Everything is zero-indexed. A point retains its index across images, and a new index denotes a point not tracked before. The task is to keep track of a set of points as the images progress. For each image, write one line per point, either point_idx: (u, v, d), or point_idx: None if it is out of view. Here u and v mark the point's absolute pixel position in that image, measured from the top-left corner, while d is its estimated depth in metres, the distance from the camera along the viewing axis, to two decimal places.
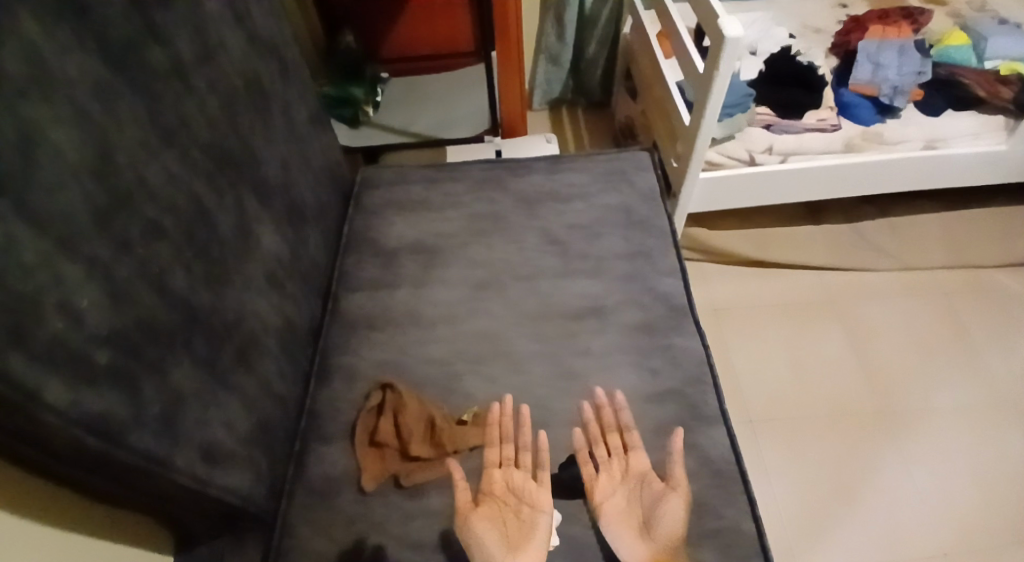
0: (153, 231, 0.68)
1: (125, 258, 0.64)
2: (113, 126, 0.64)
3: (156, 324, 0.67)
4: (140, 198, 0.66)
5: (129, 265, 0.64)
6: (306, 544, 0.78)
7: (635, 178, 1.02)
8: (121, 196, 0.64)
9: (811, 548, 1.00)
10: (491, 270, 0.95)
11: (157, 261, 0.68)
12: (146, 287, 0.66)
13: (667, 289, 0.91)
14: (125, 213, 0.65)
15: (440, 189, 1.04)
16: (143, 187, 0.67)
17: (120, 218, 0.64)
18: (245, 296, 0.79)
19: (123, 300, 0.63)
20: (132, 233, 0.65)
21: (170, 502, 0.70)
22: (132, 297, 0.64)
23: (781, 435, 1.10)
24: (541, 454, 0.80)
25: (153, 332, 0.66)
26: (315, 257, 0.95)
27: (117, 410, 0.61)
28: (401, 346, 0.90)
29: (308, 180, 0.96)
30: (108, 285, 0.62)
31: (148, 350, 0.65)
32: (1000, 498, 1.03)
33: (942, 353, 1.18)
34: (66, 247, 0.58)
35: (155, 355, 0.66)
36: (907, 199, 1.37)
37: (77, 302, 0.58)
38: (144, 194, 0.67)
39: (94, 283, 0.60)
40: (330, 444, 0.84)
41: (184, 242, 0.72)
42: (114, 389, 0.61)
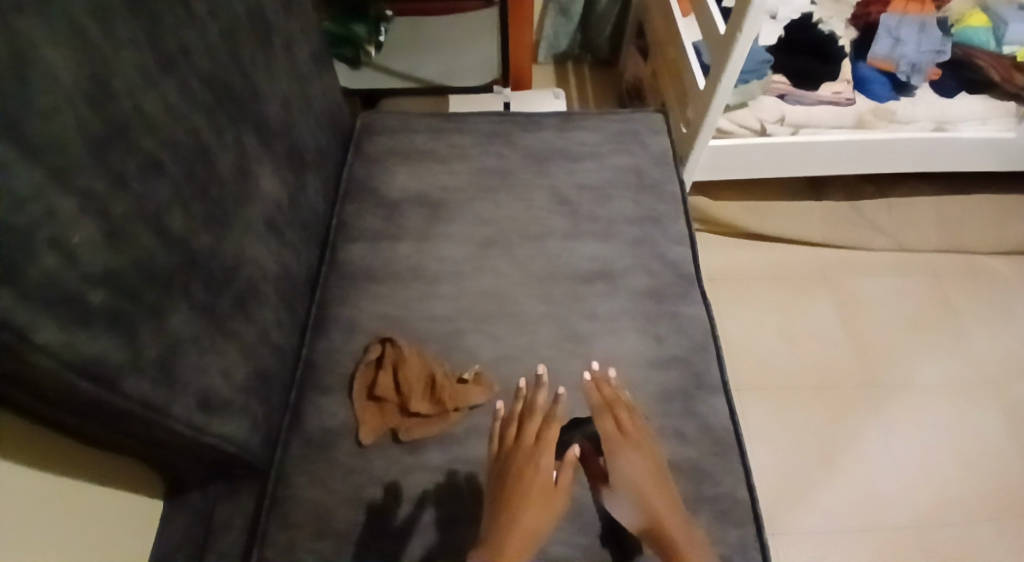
0: (151, 166, 0.62)
1: (123, 194, 0.59)
2: (107, 47, 0.58)
3: (155, 267, 0.62)
4: (137, 130, 0.61)
5: (125, 201, 0.59)
6: (302, 494, 0.76)
7: (648, 139, 1.00)
8: (117, 125, 0.59)
9: (791, 510, 1.04)
10: (497, 228, 0.92)
11: (155, 197, 0.62)
12: (143, 226, 0.61)
13: (677, 257, 0.90)
14: (122, 145, 0.59)
15: (445, 139, 1.00)
16: (141, 117, 0.61)
17: (116, 149, 0.58)
18: (244, 240, 0.75)
19: (119, 240, 0.58)
20: (129, 166, 0.60)
21: (166, 449, 0.67)
22: (131, 237, 0.59)
23: (767, 401, 1.14)
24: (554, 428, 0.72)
25: (151, 274, 0.61)
26: (314, 204, 0.91)
27: (114, 356, 0.56)
28: (404, 301, 0.87)
29: (309, 122, 0.90)
30: (105, 223, 0.56)
31: (147, 295, 0.61)
32: (974, 473, 1.08)
33: (928, 330, 1.22)
34: (60, 179, 0.53)
35: (153, 298, 0.61)
36: (904, 183, 1.39)
37: (70, 237, 0.53)
38: (141, 125, 0.61)
39: (89, 220, 0.55)
40: (328, 396, 0.82)
41: (183, 179, 0.66)
42: (110, 333, 0.56)
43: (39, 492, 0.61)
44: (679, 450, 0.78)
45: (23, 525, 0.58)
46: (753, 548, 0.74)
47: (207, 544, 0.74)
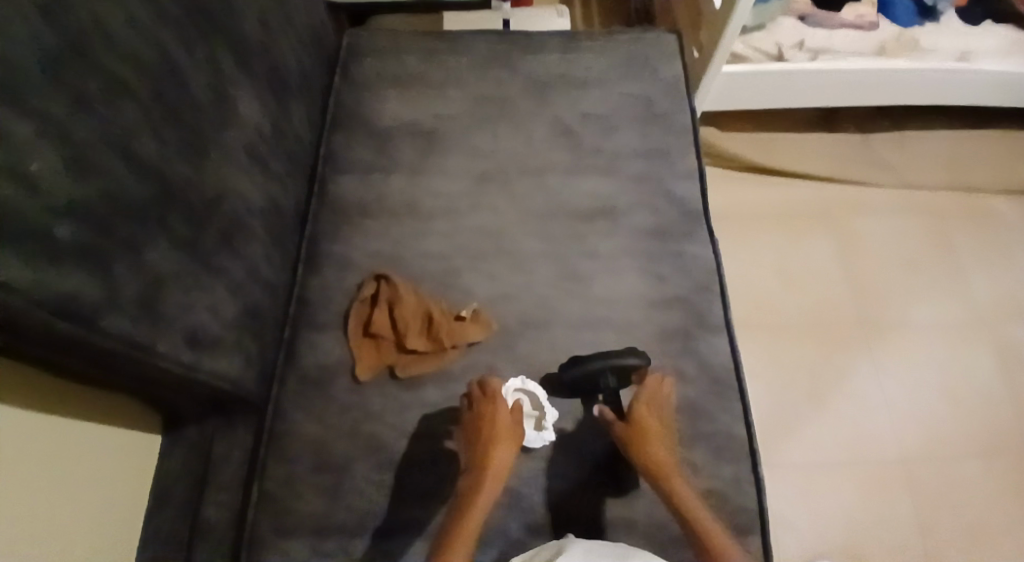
0: (116, 88, 0.58)
1: (85, 115, 0.55)
2: None
3: (128, 198, 0.58)
4: (96, 48, 0.56)
5: (90, 127, 0.55)
6: (299, 430, 0.76)
7: (657, 65, 0.94)
8: (74, 43, 0.54)
9: (779, 443, 1.08)
10: (495, 161, 0.89)
11: (122, 123, 0.58)
12: (111, 155, 0.57)
13: (683, 193, 0.87)
14: (80, 61, 0.55)
15: (440, 63, 0.94)
16: (99, 32, 0.57)
17: (71, 64, 0.54)
18: (225, 171, 0.71)
19: (87, 169, 0.54)
20: (89, 87, 0.55)
21: (155, 385, 0.65)
22: (99, 167, 0.55)
23: (763, 338, 1.14)
24: (492, 428, 0.71)
25: (125, 207, 0.58)
26: (300, 132, 0.86)
27: (90, 293, 0.54)
28: (398, 238, 0.84)
29: (292, 43, 0.84)
30: (68, 150, 0.53)
31: (121, 229, 0.57)
32: (966, 413, 1.10)
33: (927, 270, 1.21)
34: (12, 102, 0.49)
35: (129, 233, 0.58)
36: (923, 116, 1.34)
37: (27, 163, 0.50)
38: (101, 42, 0.57)
39: (50, 146, 0.51)
40: (322, 333, 0.80)
41: (152, 103, 0.61)
42: (82, 270, 0.53)
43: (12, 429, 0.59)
44: (677, 390, 0.78)
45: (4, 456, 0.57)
46: (746, 483, 0.75)
47: (209, 474, 0.74)
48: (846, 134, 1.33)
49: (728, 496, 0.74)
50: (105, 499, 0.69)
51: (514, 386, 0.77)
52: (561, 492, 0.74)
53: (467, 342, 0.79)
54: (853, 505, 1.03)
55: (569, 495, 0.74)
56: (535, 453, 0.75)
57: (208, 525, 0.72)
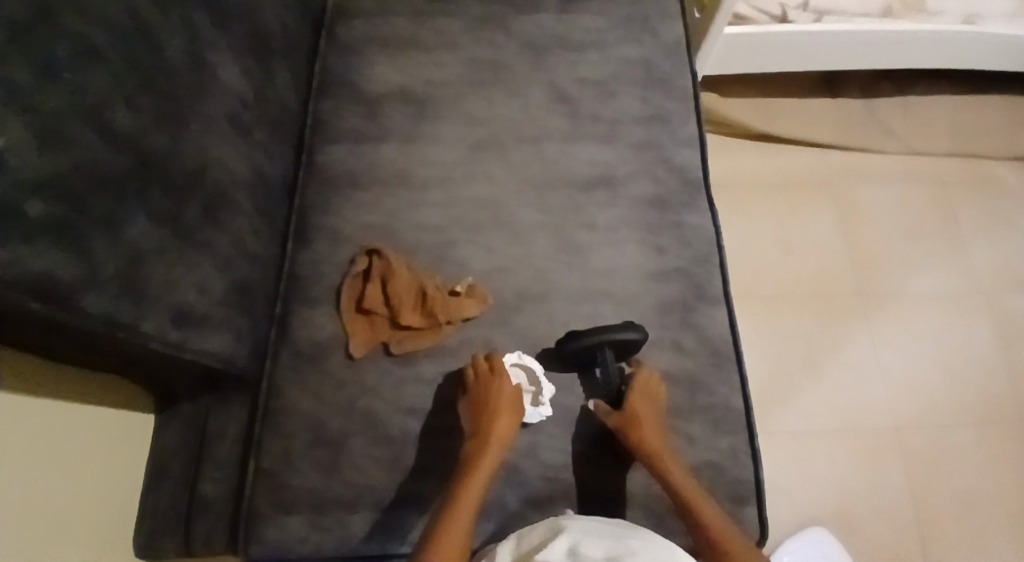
0: (85, 54, 0.54)
1: (52, 86, 0.51)
2: None
3: (102, 170, 0.55)
4: (61, 9, 0.53)
5: (56, 97, 0.51)
6: (297, 406, 0.73)
7: (659, 26, 0.91)
8: (36, 3, 0.51)
9: (774, 411, 1.10)
10: (491, 128, 0.86)
11: (92, 89, 0.55)
12: (83, 124, 0.53)
13: (684, 161, 0.85)
14: (46, 26, 0.51)
15: (431, 24, 0.90)
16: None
17: (37, 31, 0.51)
18: (207, 141, 0.67)
19: (55, 140, 0.51)
20: (57, 53, 0.52)
21: (144, 363, 0.63)
22: (71, 136, 0.52)
23: (761, 309, 1.16)
24: (496, 407, 0.71)
25: (100, 179, 0.54)
26: (286, 99, 0.82)
27: (65, 271, 0.51)
28: (390, 209, 0.82)
29: (275, 3, 0.80)
30: (36, 122, 0.50)
31: (97, 203, 0.54)
32: (960, 382, 1.13)
33: (928, 241, 1.22)
34: None
35: (104, 206, 0.55)
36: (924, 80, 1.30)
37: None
38: (66, 4, 0.53)
39: (16, 118, 0.48)
40: (314, 309, 0.78)
41: (123, 68, 0.58)
42: (56, 248, 0.50)
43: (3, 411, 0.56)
44: (674, 362, 0.77)
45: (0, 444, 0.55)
46: (743, 455, 0.75)
47: (205, 449, 0.72)
48: (848, 101, 1.29)
49: (725, 468, 0.74)
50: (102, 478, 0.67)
51: (511, 360, 0.76)
52: (559, 466, 0.73)
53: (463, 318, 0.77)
54: (844, 477, 1.06)
55: (567, 469, 0.73)
56: (533, 427, 0.75)
57: (206, 502, 0.70)
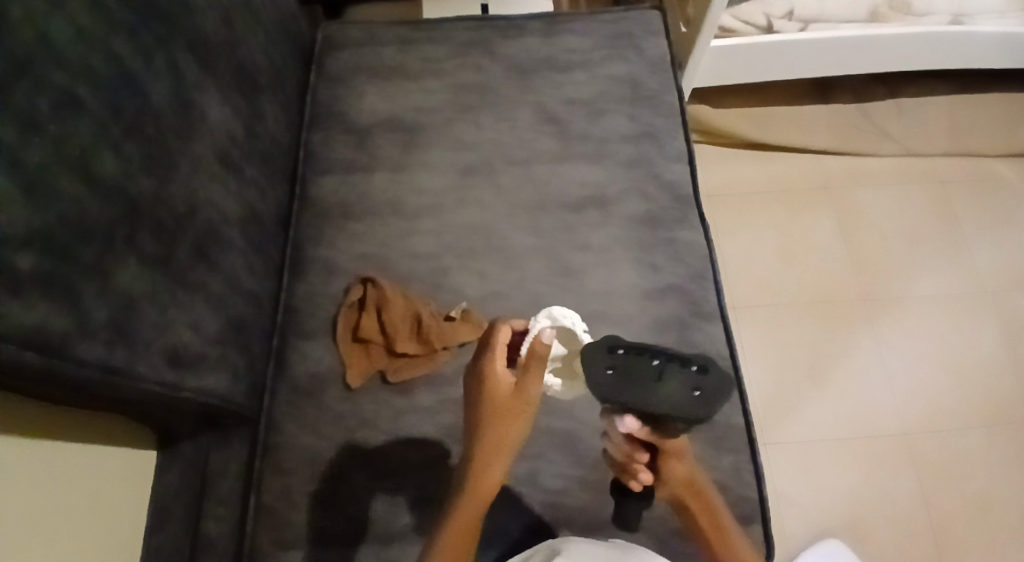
0: (67, 103, 0.53)
1: (35, 139, 0.50)
2: None
3: (88, 219, 0.54)
4: (42, 60, 0.52)
5: (40, 148, 0.51)
6: (294, 442, 0.74)
7: (644, 43, 0.91)
8: (16, 57, 0.50)
9: (780, 422, 1.09)
10: (480, 153, 0.86)
11: (76, 137, 0.54)
12: (67, 173, 0.53)
13: (674, 177, 0.85)
14: (26, 82, 0.50)
15: (417, 52, 0.91)
16: (44, 45, 0.52)
17: (20, 87, 0.50)
18: (196, 182, 0.67)
19: (40, 191, 0.50)
20: (39, 106, 0.51)
21: (139, 407, 0.63)
22: (52, 188, 0.51)
23: (761, 319, 1.15)
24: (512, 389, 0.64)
25: (86, 229, 0.54)
26: (276, 134, 0.83)
27: (56, 322, 0.50)
28: (382, 238, 0.82)
29: (260, 38, 0.80)
30: (21, 176, 0.49)
31: (85, 252, 0.53)
32: (968, 385, 1.11)
33: (929, 242, 1.22)
34: None
35: (92, 255, 0.54)
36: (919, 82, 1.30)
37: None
38: (45, 54, 0.52)
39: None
40: (310, 342, 0.78)
41: (108, 115, 0.57)
42: (47, 298, 0.50)
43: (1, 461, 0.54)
44: None
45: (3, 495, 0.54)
46: (746, 472, 0.74)
47: (206, 489, 0.72)
48: (842, 105, 1.29)
49: (729, 486, 0.73)
50: (104, 519, 0.66)
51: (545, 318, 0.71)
52: (560, 492, 0.73)
53: (463, 340, 0.77)
54: (856, 486, 1.05)
55: (568, 494, 0.73)
56: (533, 453, 0.74)
57: (210, 541, 0.71)
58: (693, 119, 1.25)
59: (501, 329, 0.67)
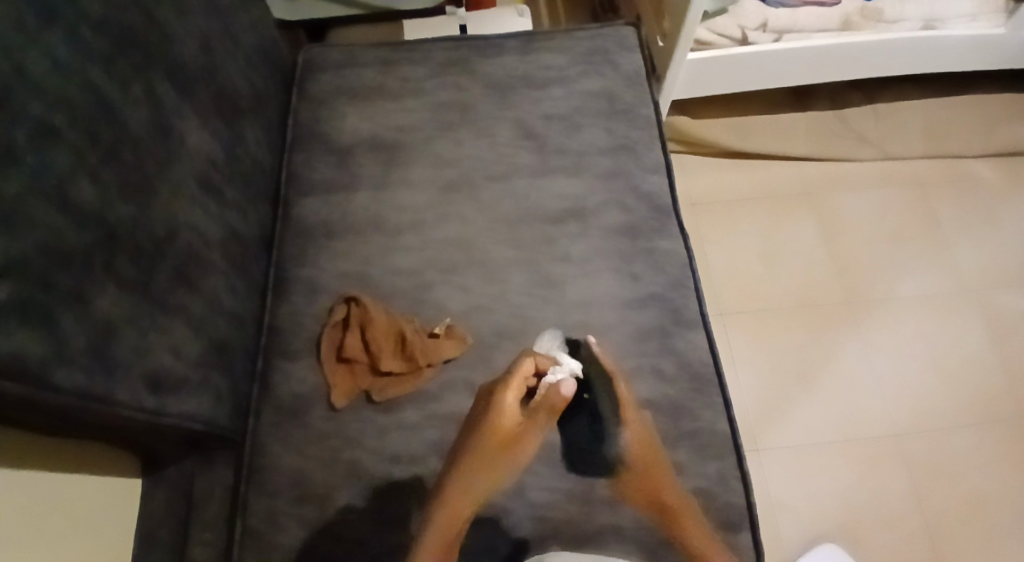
0: (44, 133, 0.54)
1: (11, 169, 0.51)
2: None
3: (67, 248, 0.55)
4: (19, 92, 0.53)
5: (17, 178, 0.52)
6: (279, 462, 0.74)
7: (619, 58, 0.93)
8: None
9: (772, 428, 1.09)
10: (460, 169, 0.87)
11: (55, 167, 0.55)
12: (45, 203, 0.54)
13: (652, 188, 0.86)
14: (3, 114, 0.51)
15: (397, 72, 0.93)
16: (21, 77, 0.53)
17: None
18: (176, 206, 0.68)
19: (17, 221, 0.51)
20: (16, 138, 0.52)
21: (122, 431, 0.63)
22: (30, 218, 0.52)
23: (749, 325, 1.16)
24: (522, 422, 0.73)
25: (65, 257, 0.55)
26: (258, 156, 0.84)
27: (35, 350, 0.51)
28: (364, 255, 0.83)
29: (240, 64, 0.82)
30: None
31: (63, 279, 0.54)
32: (956, 382, 1.11)
33: (913, 243, 1.23)
34: None
35: (71, 283, 0.55)
36: (893, 86, 1.33)
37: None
38: (22, 86, 0.53)
39: None
40: (294, 361, 0.79)
41: (87, 144, 0.58)
42: (24, 326, 0.50)
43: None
44: (656, 389, 0.76)
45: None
46: (733, 479, 0.73)
47: (192, 512, 0.72)
48: (818, 112, 1.31)
49: (715, 494, 0.72)
50: (89, 544, 0.66)
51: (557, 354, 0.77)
52: (548, 505, 0.71)
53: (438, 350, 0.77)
54: (849, 489, 1.04)
55: (555, 508, 0.71)
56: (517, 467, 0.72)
57: None
58: (673, 131, 1.27)
59: (523, 362, 0.75)
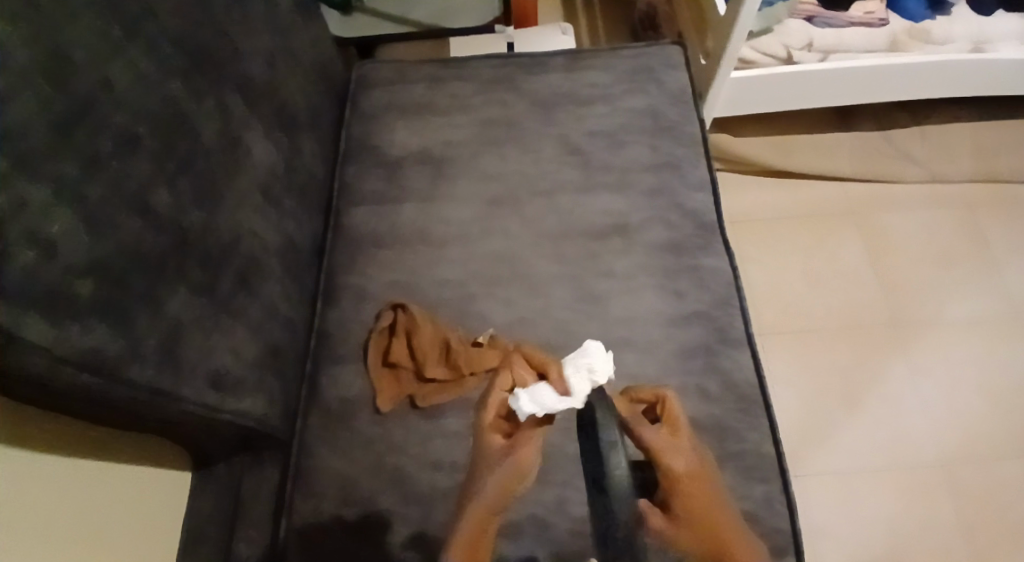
0: (126, 142, 0.57)
1: (97, 176, 0.54)
2: (60, 17, 0.53)
3: (143, 252, 0.57)
4: (106, 104, 0.56)
5: (102, 184, 0.54)
6: (325, 466, 0.76)
7: (664, 77, 0.94)
8: (83, 101, 0.54)
9: (813, 453, 1.07)
10: (506, 183, 0.89)
11: (135, 175, 0.58)
12: (125, 208, 0.56)
13: (697, 206, 0.86)
14: (90, 122, 0.54)
15: (446, 89, 0.95)
16: (108, 89, 0.56)
17: (85, 127, 0.54)
18: (240, 214, 0.71)
19: (100, 226, 0.54)
20: (102, 145, 0.55)
21: (181, 429, 0.65)
22: (112, 223, 0.55)
23: (791, 346, 1.15)
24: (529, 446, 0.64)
25: (140, 260, 0.57)
26: (312, 167, 0.87)
27: (111, 347, 0.53)
28: (412, 266, 0.85)
29: (299, 80, 0.85)
30: (85, 211, 0.52)
31: (138, 281, 0.57)
32: (1006, 410, 1.09)
33: (961, 266, 1.21)
34: (26, 168, 0.48)
35: (145, 285, 0.57)
36: (942, 107, 1.33)
37: (47, 227, 0.49)
38: (109, 98, 0.56)
39: (65, 208, 0.51)
40: (342, 367, 0.80)
41: (163, 153, 0.61)
42: (103, 324, 0.53)
43: (40, 480, 0.57)
44: (700, 407, 0.76)
45: (47, 511, 0.57)
46: (778, 502, 0.72)
47: (238, 511, 0.74)
48: (865, 132, 1.32)
49: (760, 517, 0.71)
50: (138, 539, 0.68)
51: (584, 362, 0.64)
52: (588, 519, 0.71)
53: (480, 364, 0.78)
54: (892, 517, 1.02)
55: None
56: (561, 480, 0.73)
57: None
58: (714, 149, 1.28)
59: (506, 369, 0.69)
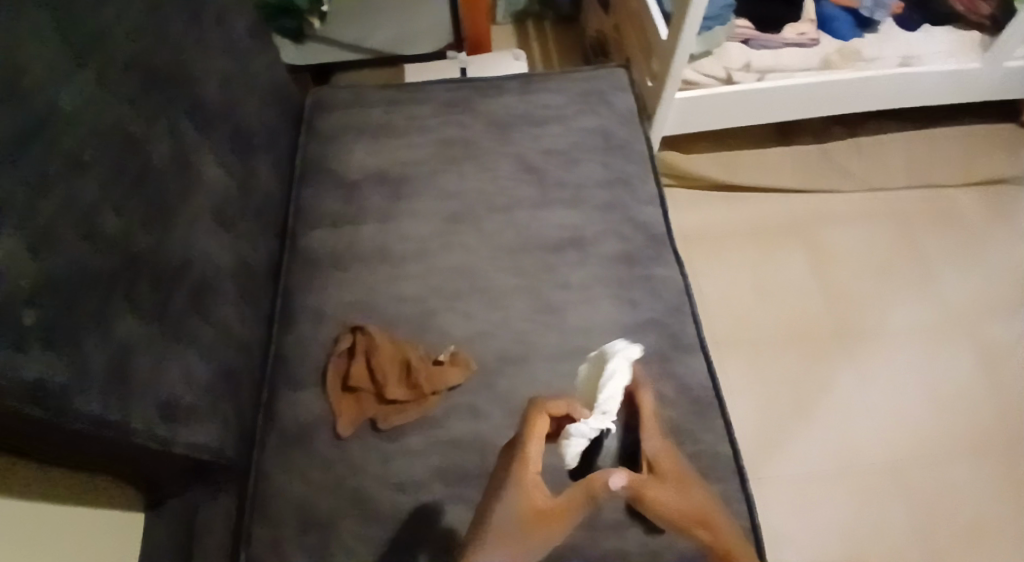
0: (76, 166, 0.57)
1: (44, 201, 0.53)
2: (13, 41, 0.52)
3: (89, 277, 0.57)
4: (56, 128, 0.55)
5: (49, 208, 0.54)
6: (283, 490, 0.74)
7: (613, 98, 0.98)
8: (32, 123, 0.53)
9: (770, 458, 1.09)
10: (464, 202, 0.90)
11: (83, 199, 0.57)
12: (73, 232, 0.56)
13: (648, 218, 0.89)
14: (41, 147, 0.53)
15: (402, 112, 0.97)
16: (58, 113, 0.56)
17: (34, 150, 0.53)
18: (191, 236, 0.70)
19: (47, 249, 0.53)
20: (49, 168, 0.54)
21: (128, 460, 0.63)
22: (58, 246, 0.54)
23: (744, 355, 1.18)
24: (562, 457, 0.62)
25: (87, 285, 0.56)
26: (268, 191, 0.87)
27: (56, 374, 0.52)
28: (370, 285, 0.85)
29: (253, 103, 0.86)
30: (31, 234, 0.52)
31: (84, 306, 0.56)
32: (949, 410, 1.13)
33: (901, 272, 1.26)
34: None
35: (91, 310, 0.56)
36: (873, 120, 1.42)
37: None
38: (60, 122, 0.56)
39: (10, 232, 0.50)
40: (300, 389, 0.80)
41: (112, 176, 0.61)
42: (49, 349, 0.52)
43: None
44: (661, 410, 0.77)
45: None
46: (736, 501, 0.73)
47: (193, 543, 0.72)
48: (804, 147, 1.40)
49: None
50: None
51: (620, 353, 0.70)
52: None
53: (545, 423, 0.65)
54: (848, 518, 1.04)
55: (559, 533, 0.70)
56: None
57: None
58: (664, 164, 1.34)
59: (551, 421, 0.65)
